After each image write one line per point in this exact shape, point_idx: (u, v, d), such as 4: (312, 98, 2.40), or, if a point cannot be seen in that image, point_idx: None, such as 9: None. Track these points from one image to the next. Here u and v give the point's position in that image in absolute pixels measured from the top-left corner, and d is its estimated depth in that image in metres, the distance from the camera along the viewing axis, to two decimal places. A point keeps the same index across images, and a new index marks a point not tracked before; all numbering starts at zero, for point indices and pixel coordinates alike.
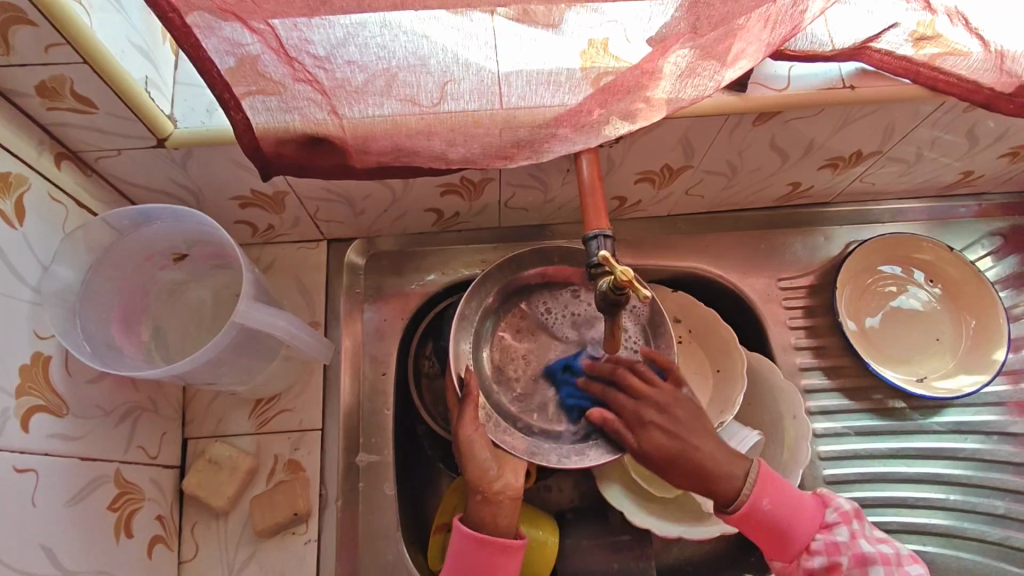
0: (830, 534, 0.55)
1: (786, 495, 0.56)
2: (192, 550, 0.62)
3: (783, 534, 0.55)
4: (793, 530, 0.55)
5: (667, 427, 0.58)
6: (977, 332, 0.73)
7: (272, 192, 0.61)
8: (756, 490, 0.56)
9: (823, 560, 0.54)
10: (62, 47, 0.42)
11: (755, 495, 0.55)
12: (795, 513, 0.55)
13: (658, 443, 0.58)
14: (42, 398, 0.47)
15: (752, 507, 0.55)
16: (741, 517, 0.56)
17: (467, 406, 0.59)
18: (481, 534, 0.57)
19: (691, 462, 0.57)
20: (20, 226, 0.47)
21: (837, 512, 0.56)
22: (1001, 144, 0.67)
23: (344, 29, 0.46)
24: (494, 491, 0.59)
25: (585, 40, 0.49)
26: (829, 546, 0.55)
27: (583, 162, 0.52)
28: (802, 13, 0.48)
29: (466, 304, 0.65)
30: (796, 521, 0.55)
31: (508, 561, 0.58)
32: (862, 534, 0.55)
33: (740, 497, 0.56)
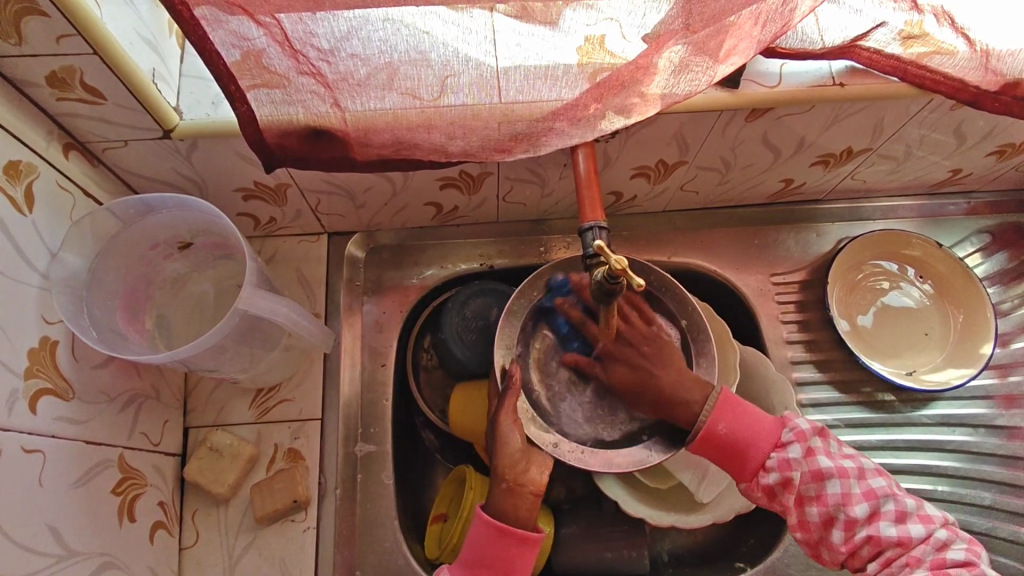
0: (784, 452, 0.57)
1: (742, 416, 0.58)
2: (193, 537, 0.63)
3: (741, 452, 0.58)
4: (750, 449, 0.57)
5: (633, 362, 0.63)
6: (965, 327, 0.75)
7: (274, 184, 0.62)
8: (712, 414, 0.58)
9: (778, 476, 0.57)
10: (73, 38, 0.43)
11: (710, 419, 0.58)
12: (750, 431, 0.58)
13: (623, 376, 0.63)
14: (50, 382, 0.48)
15: (708, 429, 0.58)
16: (700, 439, 0.58)
17: (508, 398, 0.61)
18: (503, 524, 0.58)
19: (653, 392, 0.61)
20: (29, 213, 0.48)
21: (793, 432, 0.58)
22: (989, 142, 0.68)
23: (348, 22, 0.47)
24: (518, 481, 0.59)
25: (581, 37, 0.51)
26: (783, 464, 0.57)
27: (580, 157, 0.55)
28: (792, 11, 0.49)
29: (516, 299, 0.65)
30: (751, 440, 0.58)
31: (524, 554, 0.58)
32: (817, 449, 0.57)
33: (695, 423, 0.59)
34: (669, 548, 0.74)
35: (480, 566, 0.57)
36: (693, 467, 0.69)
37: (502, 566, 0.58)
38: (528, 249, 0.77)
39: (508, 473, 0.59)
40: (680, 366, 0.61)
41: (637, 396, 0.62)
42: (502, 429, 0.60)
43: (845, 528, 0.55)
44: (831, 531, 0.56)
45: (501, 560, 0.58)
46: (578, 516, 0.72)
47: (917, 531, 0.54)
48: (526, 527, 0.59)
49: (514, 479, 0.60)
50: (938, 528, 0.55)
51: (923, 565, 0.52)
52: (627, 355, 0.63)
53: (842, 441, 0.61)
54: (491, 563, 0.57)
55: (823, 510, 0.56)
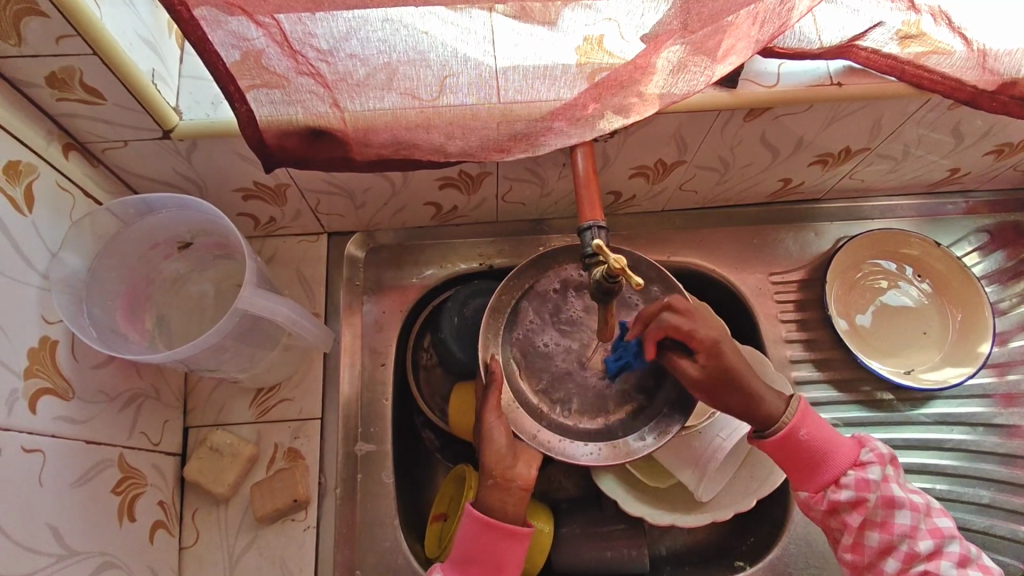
0: (862, 471, 0.57)
1: (826, 428, 0.58)
2: (193, 536, 0.63)
3: (818, 461, 0.57)
4: (827, 460, 0.57)
5: (710, 351, 0.56)
6: (963, 326, 0.75)
7: (274, 185, 0.63)
8: (796, 418, 0.58)
9: (851, 494, 0.56)
10: (72, 39, 0.43)
11: (795, 422, 0.57)
12: (832, 446, 0.58)
13: (707, 370, 0.56)
14: (50, 381, 0.48)
15: (791, 431, 0.57)
16: (780, 440, 0.57)
17: (491, 393, 0.60)
18: (489, 518, 0.58)
19: (742, 385, 0.56)
20: (30, 212, 0.49)
21: (872, 454, 0.58)
22: (986, 141, 0.68)
23: (347, 22, 0.47)
24: (506, 476, 0.60)
25: (581, 36, 0.51)
26: (859, 482, 0.56)
27: (578, 156, 0.55)
28: (790, 11, 0.49)
29: (498, 295, 0.64)
30: (833, 450, 0.57)
31: (514, 548, 0.59)
32: (891, 477, 0.57)
33: (778, 423, 0.58)
34: (668, 547, 0.74)
35: (470, 562, 0.58)
36: (692, 465, 0.68)
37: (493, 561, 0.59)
38: (528, 249, 0.77)
39: (494, 470, 0.60)
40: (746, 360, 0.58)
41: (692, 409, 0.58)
42: (487, 424, 0.60)
43: (903, 559, 0.55)
44: (885, 559, 0.56)
45: (492, 555, 0.58)
46: (577, 515, 0.73)
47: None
48: (515, 522, 0.60)
49: (501, 474, 0.60)
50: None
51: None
52: (699, 342, 0.57)
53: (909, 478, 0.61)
54: (480, 558, 0.58)
55: (885, 537, 0.56)
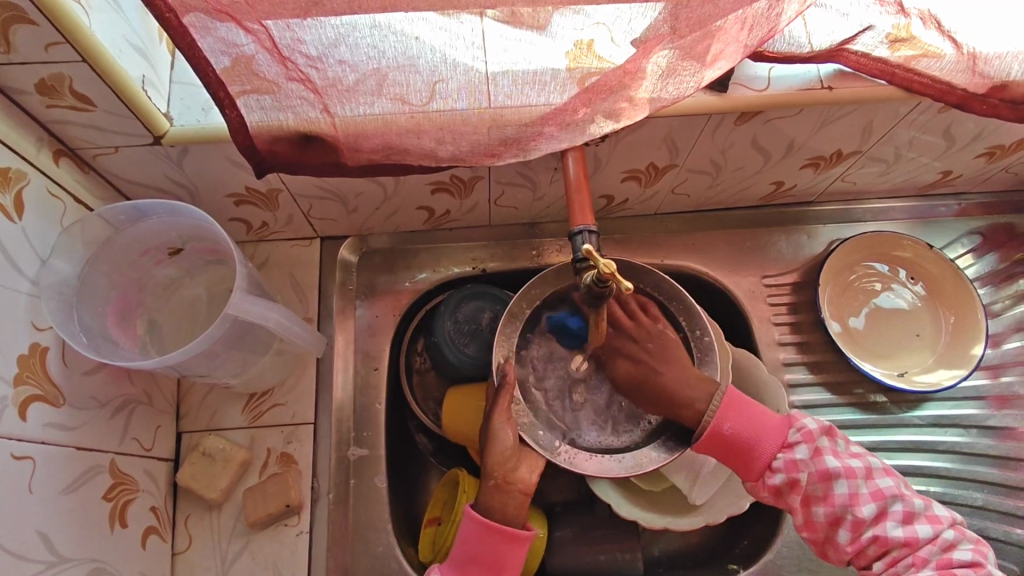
0: (790, 452, 0.58)
1: (750, 416, 0.58)
2: (186, 542, 0.63)
3: (748, 453, 0.58)
4: (756, 450, 0.58)
5: (635, 357, 0.63)
6: (955, 328, 0.75)
7: (266, 190, 0.63)
8: (719, 413, 0.58)
9: (784, 477, 0.57)
10: (61, 46, 0.43)
11: (717, 419, 0.58)
12: (758, 432, 0.58)
13: (625, 370, 0.63)
14: (40, 388, 0.48)
15: (714, 430, 0.58)
16: (707, 440, 0.58)
17: (501, 397, 0.60)
18: (491, 521, 0.58)
19: (655, 389, 0.60)
20: (20, 219, 0.49)
21: (799, 432, 0.59)
22: (978, 143, 0.68)
23: (335, 29, 0.47)
24: (507, 479, 0.59)
25: (571, 41, 0.51)
26: (789, 464, 0.57)
27: (569, 160, 0.55)
28: (778, 15, 0.50)
29: (516, 302, 0.62)
30: (759, 440, 0.58)
31: (513, 551, 0.59)
32: (824, 449, 0.58)
33: (703, 421, 0.58)
34: (662, 550, 0.74)
35: (471, 563, 0.58)
36: (685, 469, 0.69)
37: (493, 562, 0.59)
38: (521, 252, 0.77)
39: (496, 472, 0.59)
40: (683, 366, 0.61)
41: (637, 391, 0.62)
42: (495, 426, 0.59)
43: (852, 529, 0.56)
44: (837, 531, 0.57)
45: (492, 558, 0.58)
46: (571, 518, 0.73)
47: (924, 532, 0.54)
48: (515, 525, 0.60)
49: (503, 476, 0.60)
50: (946, 529, 0.55)
51: (930, 564, 0.53)
52: (626, 348, 0.63)
53: (849, 440, 0.61)
54: (482, 560, 0.58)
55: (829, 510, 0.57)
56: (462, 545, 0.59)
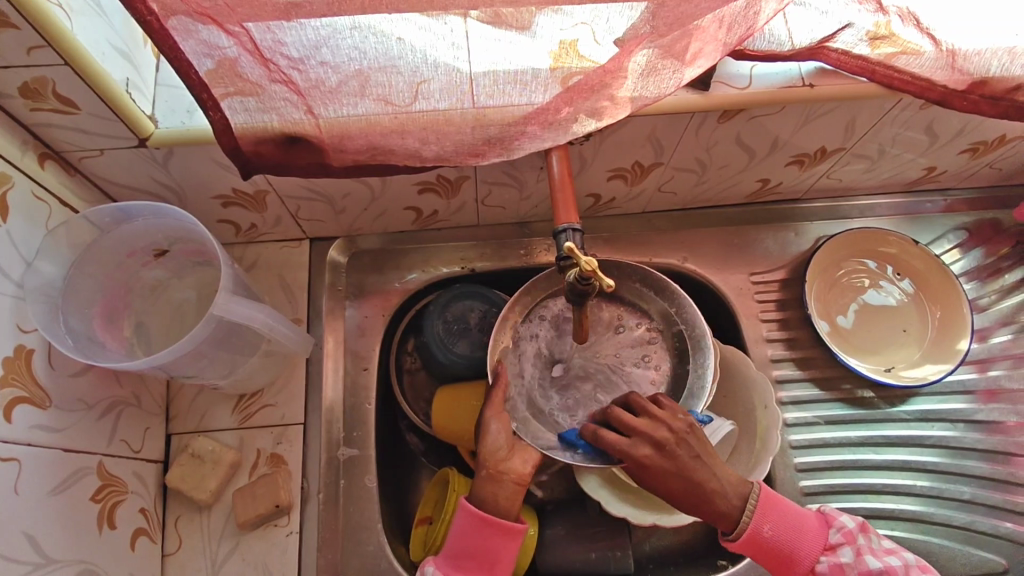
0: (834, 554, 0.57)
1: (787, 519, 0.58)
2: (175, 544, 0.63)
3: (789, 557, 0.57)
4: (796, 553, 0.57)
5: (680, 468, 0.56)
6: (942, 323, 0.76)
7: (253, 191, 0.63)
8: (756, 516, 0.57)
9: None
10: (44, 49, 0.43)
11: (756, 522, 0.57)
12: (800, 534, 0.57)
13: (674, 487, 0.56)
14: (26, 390, 0.48)
15: (753, 533, 0.57)
16: (745, 542, 0.57)
17: (494, 392, 0.62)
18: (485, 513, 0.59)
19: (707, 498, 0.56)
20: (4, 222, 0.49)
21: (840, 532, 0.58)
22: (961, 139, 0.69)
23: (316, 31, 0.48)
24: (499, 469, 0.60)
25: (554, 41, 0.51)
26: (834, 567, 0.57)
27: (554, 159, 0.55)
28: (756, 14, 0.50)
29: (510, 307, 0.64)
30: (797, 543, 0.57)
31: (508, 544, 0.59)
32: (864, 548, 0.58)
33: (745, 523, 0.57)
34: (652, 548, 0.74)
35: (465, 557, 0.59)
36: None
37: (485, 556, 0.59)
38: (510, 253, 0.77)
39: (487, 462, 0.60)
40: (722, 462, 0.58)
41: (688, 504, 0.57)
42: (485, 420, 0.61)
43: None
44: None
45: (485, 551, 0.59)
46: (562, 515, 0.73)
47: None
48: (509, 518, 0.60)
49: (495, 467, 0.61)
50: None
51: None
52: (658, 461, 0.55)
53: (877, 532, 0.61)
54: (475, 553, 0.59)
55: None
56: (455, 538, 0.59)
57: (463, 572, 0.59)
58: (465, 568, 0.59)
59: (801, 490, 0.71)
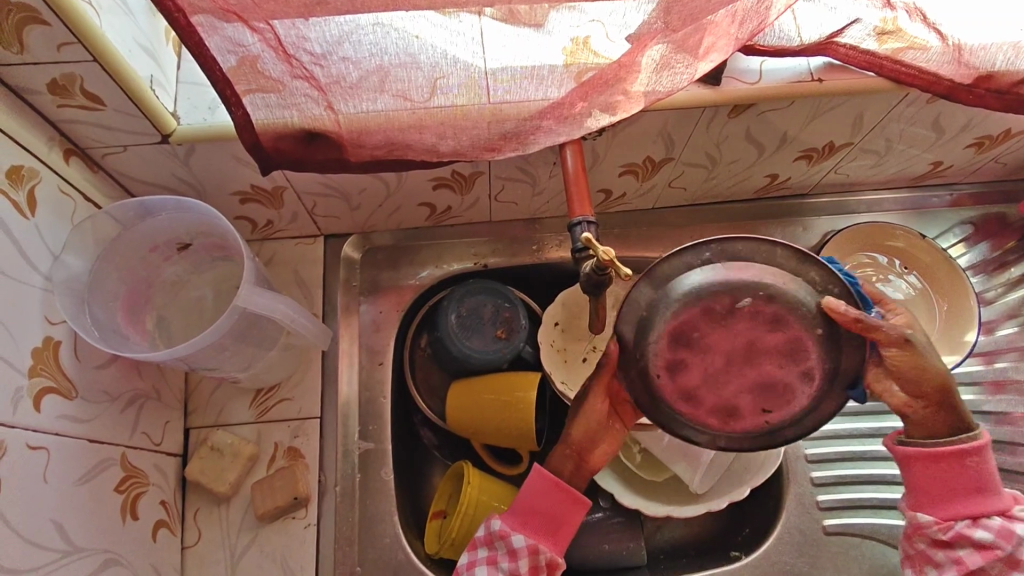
0: (1010, 522, 0.55)
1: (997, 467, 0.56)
2: (195, 536, 0.64)
3: (972, 492, 0.55)
4: (983, 495, 0.55)
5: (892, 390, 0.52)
6: (949, 315, 0.77)
7: (271, 188, 0.64)
8: (981, 444, 0.54)
9: (990, 536, 0.54)
10: (74, 46, 0.44)
11: (981, 445, 0.54)
12: (993, 484, 0.55)
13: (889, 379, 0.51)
14: (54, 381, 0.49)
15: (970, 451, 0.54)
16: (953, 454, 0.54)
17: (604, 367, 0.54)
18: (560, 480, 0.58)
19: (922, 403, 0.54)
20: (33, 216, 0.50)
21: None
22: (966, 134, 0.70)
23: (340, 27, 0.49)
24: (582, 455, 0.60)
25: (569, 37, 0.52)
26: (1004, 531, 0.54)
27: (568, 154, 0.55)
28: (768, 9, 0.51)
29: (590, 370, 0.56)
30: (989, 488, 0.55)
31: (576, 513, 0.59)
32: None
33: (973, 437, 0.55)
34: (665, 540, 0.75)
35: (534, 515, 0.59)
36: (684, 457, 0.70)
37: (551, 520, 0.59)
38: (522, 248, 0.78)
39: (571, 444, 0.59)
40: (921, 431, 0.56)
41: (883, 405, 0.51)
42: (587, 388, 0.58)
43: None
44: None
45: (551, 515, 0.59)
46: None
47: None
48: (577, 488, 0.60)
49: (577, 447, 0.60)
50: None
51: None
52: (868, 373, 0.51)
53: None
54: (543, 513, 0.58)
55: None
56: (524, 498, 0.59)
57: (529, 530, 0.58)
58: (532, 526, 0.58)
59: (812, 481, 0.72)
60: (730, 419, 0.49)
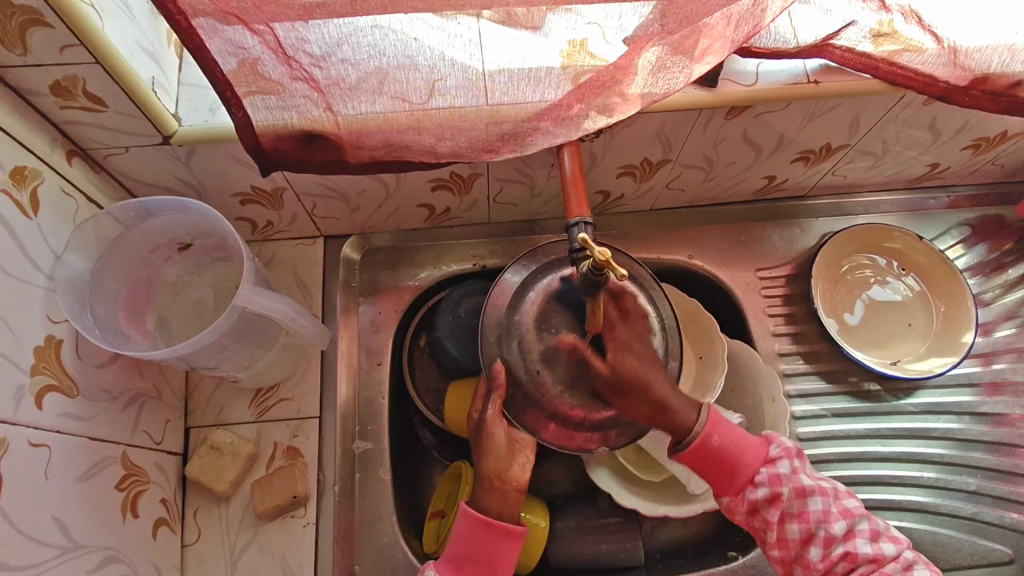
0: (773, 467, 0.58)
1: (732, 428, 0.59)
2: (195, 534, 0.64)
3: (734, 464, 0.58)
4: (742, 462, 0.58)
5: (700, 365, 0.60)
6: (947, 317, 0.77)
7: (271, 189, 0.64)
8: (707, 426, 0.58)
9: (767, 490, 0.57)
10: (76, 48, 0.45)
11: (706, 430, 0.58)
12: (742, 445, 0.59)
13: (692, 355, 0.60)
14: (55, 379, 0.50)
15: (703, 440, 0.58)
16: (695, 449, 0.58)
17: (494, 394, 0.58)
18: (489, 518, 0.59)
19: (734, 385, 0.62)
20: (35, 216, 0.50)
21: (779, 448, 0.60)
22: (963, 136, 0.70)
23: (339, 29, 0.49)
24: (502, 479, 0.62)
25: (565, 40, 0.53)
26: (772, 478, 0.58)
27: (566, 156, 0.56)
28: (762, 12, 0.52)
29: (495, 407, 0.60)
30: (742, 452, 0.58)
31: (509, 548, 0.60)
32: (801, 468, 0.59)
33: (693, 432, 0.58)
34: (663, 541, 0.75)
35: (467, 561, 0.59)
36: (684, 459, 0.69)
37: (488, 561, 0.59)
38: (521, 249, 0.79)
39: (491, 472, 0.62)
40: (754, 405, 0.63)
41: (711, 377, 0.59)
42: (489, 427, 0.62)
43: (823, 546, 0.57)
44: (808, 549, 0.57)
45: (486, 556, 0.59)
46: (573, 509, 0.74)
47: (889, 549, 0.56)
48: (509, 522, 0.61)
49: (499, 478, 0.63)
50: (906, 548, 0.58)
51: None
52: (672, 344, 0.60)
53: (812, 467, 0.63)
54: (476, 557, 0.59)
55: (803, 527, 0.57)
56: (457, 543, 0.59)
57: None
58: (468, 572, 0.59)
59: None
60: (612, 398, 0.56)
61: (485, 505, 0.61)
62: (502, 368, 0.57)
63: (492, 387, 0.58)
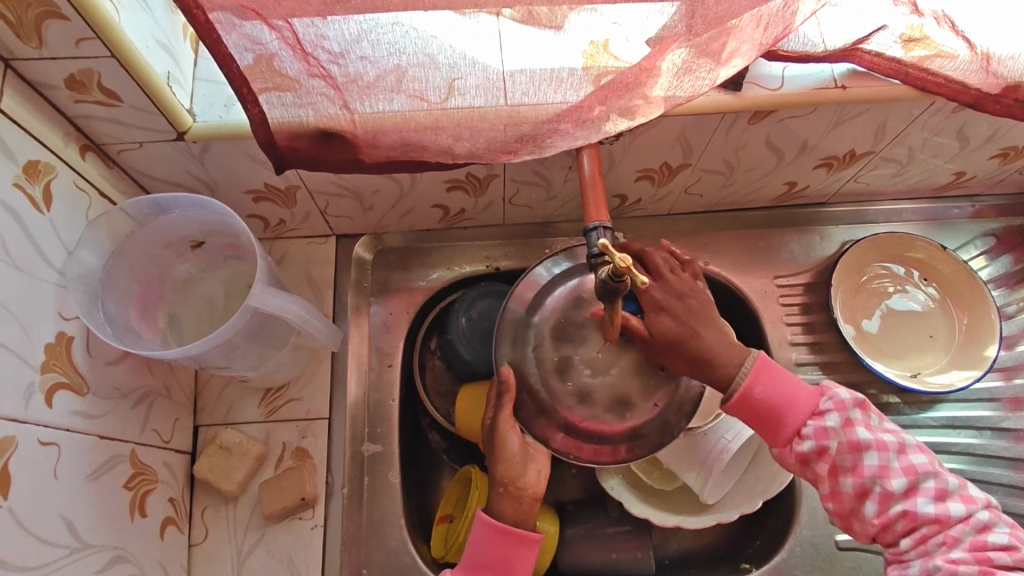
0: (820, 420, 0.55)
1: (779, 380, 0.56)
2: (202, 534, 0.63)
3: (778, 416, 0.55)
4: (786, 413, 0.55)
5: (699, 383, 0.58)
6: (969, 329, 0.75)
7: (284, 186, 0.64)
8: (749, 376, 0.56)
9: (813, 444, 0.54)
10: (91, 41, 0.44)
11: (747, 381, 0.56)
12: (786, 396, 0.56)
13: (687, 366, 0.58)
14: (66, 376, 0.49)
15: (742, 390, 0.55)
16: (734, 404, 0.56)
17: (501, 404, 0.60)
18: (503, 525, 0.59)
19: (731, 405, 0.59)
20: (48, 211, 0.50)
21: (832, 400, 0.56)
22: (991, 144, 0.69)
23: (359, 25, 0.48)
24: (517, 486, 0.61)
25: (587, 41, 0.51)
26: (818, 431, 0.54)
27: (585, 158, 0.55)
28: (793, 14, 0.51)
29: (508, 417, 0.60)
30: (788, 405, 0.55)
31: (525, 553, 0.59)
32: (857, 420, 0.55)
33: (733, 384, 0.56)
34: (674, 550, 0.74)
35: (483, 567, 0.59)
36: (697, 468, 0.68)
37: (504, 566, 0.59)
38: (534, 252, 0.77)
39: (506, 481, 0.61)
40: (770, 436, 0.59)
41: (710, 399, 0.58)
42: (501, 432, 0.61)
43: (879, 502, 0.53)
44: (864, 503, 0.54)
45: (502, 562, 0.59)
46: (583, 517, 0.73)
47: (956, 510, 0.51)
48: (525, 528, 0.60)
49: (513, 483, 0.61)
50: (980, 509, 0.52)
51: (963, 545, 0.50)
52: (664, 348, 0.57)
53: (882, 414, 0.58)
54: (494, 564, 0.59)
55: (857, 482, 0.53)
56: (472, 550, 0.59)
57: None
58: None
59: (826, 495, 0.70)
60: (626, 411, 0.58)
61: (499, 510, 0.60)
62: (510, 370, 0.59)
63: (503, 391, 0.60)
